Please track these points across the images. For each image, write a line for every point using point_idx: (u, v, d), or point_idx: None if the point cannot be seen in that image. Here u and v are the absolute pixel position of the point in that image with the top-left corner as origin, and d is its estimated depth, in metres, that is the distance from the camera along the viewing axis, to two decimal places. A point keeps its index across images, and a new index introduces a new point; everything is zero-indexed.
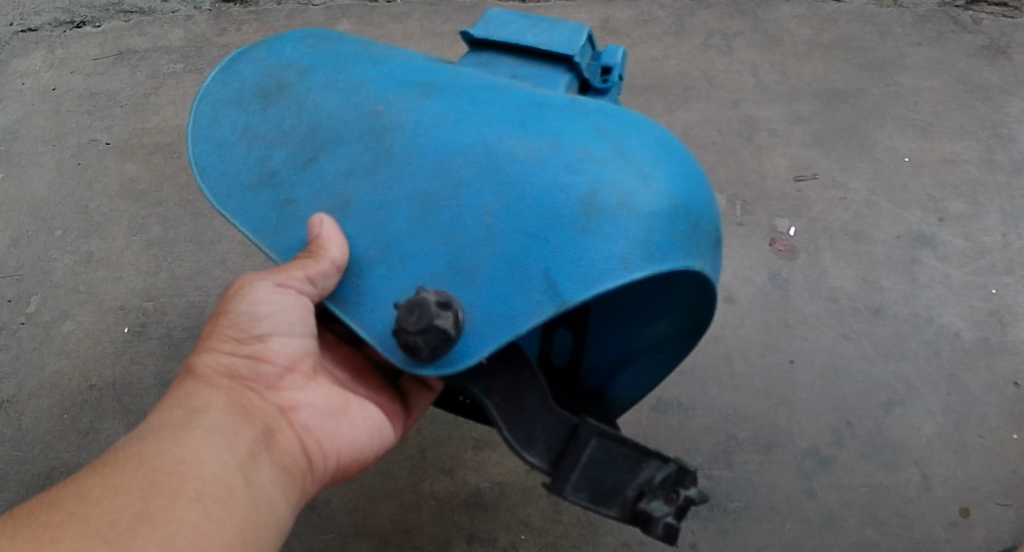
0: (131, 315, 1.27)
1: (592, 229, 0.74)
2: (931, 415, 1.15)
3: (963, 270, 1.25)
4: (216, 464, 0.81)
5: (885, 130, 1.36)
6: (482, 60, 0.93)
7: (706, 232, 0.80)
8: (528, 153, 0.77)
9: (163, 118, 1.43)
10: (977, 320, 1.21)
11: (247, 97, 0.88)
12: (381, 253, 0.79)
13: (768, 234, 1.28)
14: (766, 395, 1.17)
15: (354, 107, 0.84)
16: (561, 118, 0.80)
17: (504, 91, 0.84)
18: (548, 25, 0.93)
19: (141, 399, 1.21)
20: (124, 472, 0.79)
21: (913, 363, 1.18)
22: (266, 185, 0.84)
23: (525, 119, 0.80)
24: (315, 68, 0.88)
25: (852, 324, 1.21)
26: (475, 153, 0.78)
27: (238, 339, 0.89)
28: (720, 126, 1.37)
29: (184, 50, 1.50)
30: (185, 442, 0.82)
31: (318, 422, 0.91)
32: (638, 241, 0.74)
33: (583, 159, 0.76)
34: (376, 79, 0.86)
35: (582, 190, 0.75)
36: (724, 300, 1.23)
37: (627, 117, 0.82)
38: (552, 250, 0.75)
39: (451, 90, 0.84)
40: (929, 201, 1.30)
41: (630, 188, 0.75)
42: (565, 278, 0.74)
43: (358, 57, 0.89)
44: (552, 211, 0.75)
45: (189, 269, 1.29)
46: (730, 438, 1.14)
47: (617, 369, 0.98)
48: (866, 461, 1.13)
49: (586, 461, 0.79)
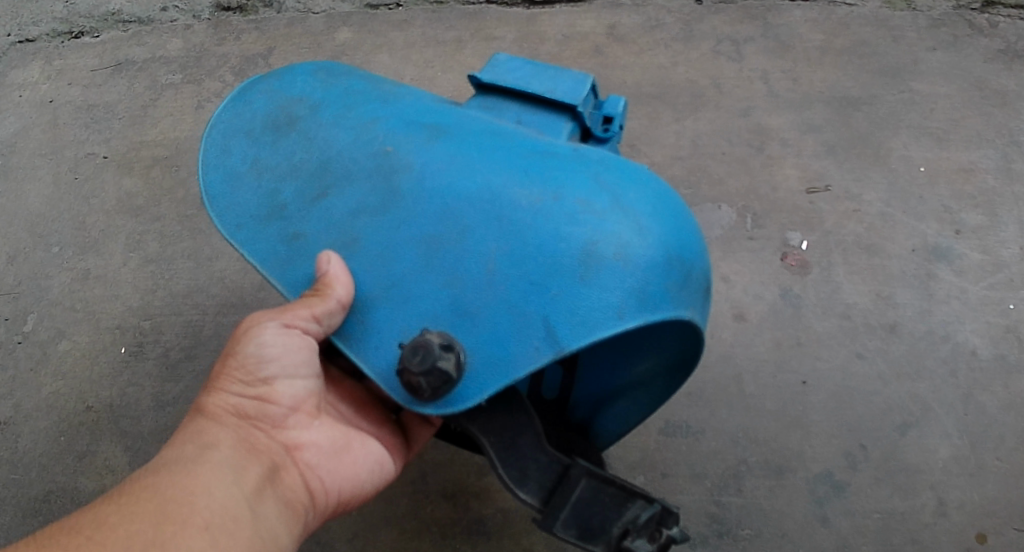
0: (128, 334, 1.24)
1: (589, 279, 0.75)
2: (946, 437, 1.12)
3: (981, 285, 1.21)
4: (225, 496, 0.83)
5: (900, 139, 1.32)
6: (489, 104, 0.92)
7: (698, 280, 0.81)
8: (532, 202, 0.77)
9: (160, 131, 1.40)
10: (994, 337, 1.18)
11: (259, 129, 0.88)
12: (386, 293, 0.80)
13: (779, 249, 1.24)
14: (778, 417, 1.13)
15: (362, 146, 0.83)
16: (565, 168, 0.80)
17: (509, 136, 0.84)
18: (553, 73, 0.91)
19: (139, 421, 1.19)
20: (141, 498, 0.81)
21: (929, 383, 1.15)
22: (275, 218, 0.84)
23: (529, 167, 0.80)
24: (326, 103, 0.88)
25: (867, 342, 1.17)
26: (480, 200, 0.78)
27: (246, 382, 0.89)
28: (730, 135, 1.34)
29: (183, 61, 1.48)
30: (197, 473, 0.83)
31: (321, 460, 0.92)
32: (633, 290, 0.76)
33: (584, 211, 0.77)
34: (384, 118, 0.85)
35: (582, 241, 0.76)
36: (735, 318, 1.19)
37: (626, 167, 0.82)
38: (551, 299, 0.76)
39: (458, 132, 0.83)
40: (945, 212, 1.27)
41: (627, 240, 0.76)
42: (562, 325, 0.75)
43: (368, 94, 0.89)
44: (553, 259, 0.76)
45: (187, 287, 1.26)
46: (740, 462, 1.11)
47: (604, 404, 0.96)
48: (880, 486, 1.09)
49: (574, 501, 0.81)
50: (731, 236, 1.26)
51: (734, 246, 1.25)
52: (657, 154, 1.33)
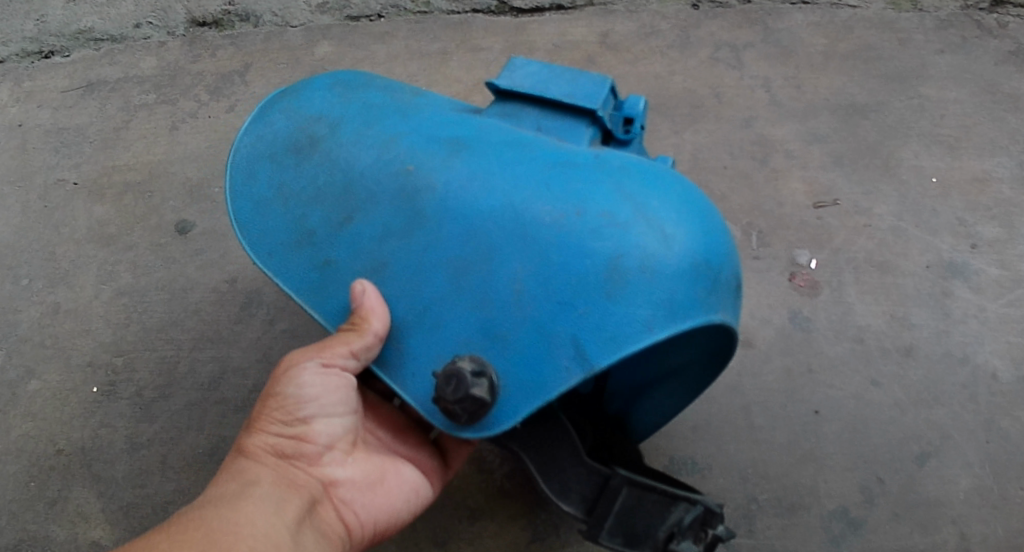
0: (100, 372, 1.18)
1: (617, 294, 0.74)
2: (968, 467, 1.05)
3: (1000, 302, 1.15)
4: (267, 526, 0.82)
5: (910, 148, 1.26)
6: (508, 111, 0.86)
7: (728, 282, 0.79)
8: (555, 218, 0.75)
9: (133, 154, 1.34)
10: (1016, 359, 1.11)
11: (281, 152, 0.86)
12: (418, 318, 0.78)
13: (786, 268, 1.17)
14: (789, 450, 1.06)
15: (384, 165, 0.81)
16: (588, 178, 0.77)
17: (531, 145, 0.81)
18: (571, 76, 0.86)
19: (112, 465, 1.12)
20: (185, 534, 0.80)
21: (949, 409, 1.08)
22: (304, 244, 0.83)
23: (552, 179, 0.77)
24: (346, 120, 0.85)
25: (881, 367, 1.11)
26: (504, 218, 0.76)
27: (283, 421, 0.87)
28: (731, 148, 1.27)
29: (157, 80, 1.41)
30: (241, 508, 0.83)
31: (356, 495, 0.90)
32: (661, 302, 0.74)
33: (609, 224, 0.75)
34: (404, 134, 0.83)
35: (608, 256, 0.74)
36: (741, 344, 1.13)
37: (651, 171, 0.79)
38: (579, 317, 0.74)
39: (480, 145, 0.81)
40: (960, 225, 1.20)
41: (653, 250, 0.75)
42: (594, 344, 0.74)
43: (388, 108, 0.86)
44: (579, 276, 0.74)
45: (161, 321, 1.19)
46: (750, 501, 1.04)
47: (641, 394, 0.95)
48: (899, 522, 1.02)
49: (618, 509, 0.83)
50: None
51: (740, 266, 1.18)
52: None
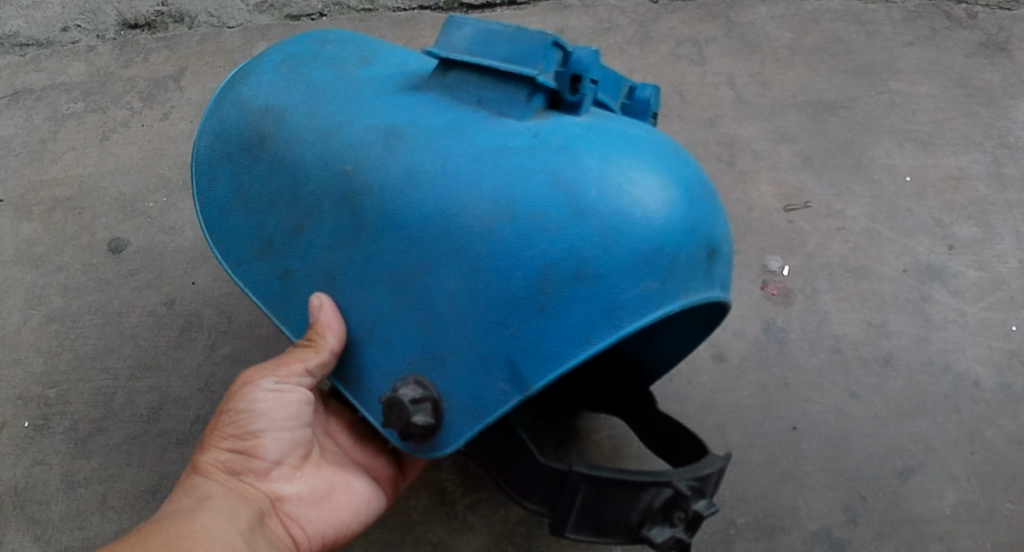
0: (32, 406, 1.09)
1: (552, 306, 0.72)
2: (953, 480, 1.00)
3: (979, 306, 1.10)
4: (218, 536, 0.79)
5: (881, 146, 1.21)
6: (447, 83, 0.80)
7: (684, 263, 0.74)
8: (485, 225, 0.73)
9: (62, 167, 1.25)
10: (997, 365, 1.07)
11: (235, 151, 0.85)
12: (370, 334, 0.78)
13: (759, 276, 1.12)
14: (768, 470, 1.01)
15: (325, 165, 0.79)
16: (520, 172, 0.73)
17: (466, 131, 0.77)
18: (507, 33, 0.78)
19: (47, 506, 1.03)
20: (142, 538, 0.78)
21: (931, 421, 1.04)
22: (264, 254, 0.84)
23: (484, 176, 0.74)
24: (292, 111, 0.83)
25: (860, 378, 1.06)
26: (435, 227, 0.74)
27: (235, 436, 0.83)
28: (696, 149, 1.21)
29: (86, 87, 1.32)
30: (199, 517, 0.80)
31: (304, 510, 0.85)
32: (598, 309, 0.72)
33: (541, 228, 0.72)
34: (344, 127, 0.80)
35: (540, 266, 0.72)
36: (714, 357, 1.07)
37: (595, 144, 0.74)
38: (514, 333, 0.72)
39: (414, 136, 0.77)
40: (936, 225, 1.15)
41: (587, 255, 0.71)
42: (528, 362, 0.72)
43: (332, 92, 0.84)
44: (511, 290, 0.72)
45: (95, 348, 1.11)
46: (728, 525, 0.98)
47: (651, 336, 0.92)
48: (883, 542, 0.98)
49: (580, 505, 0.78)
50: None
51: None
52: None
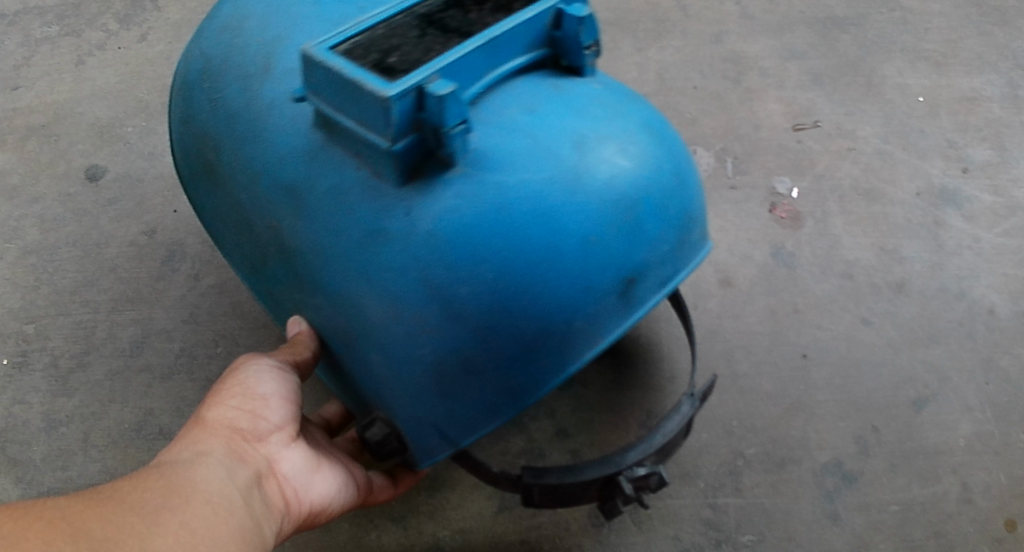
0: (10, 343, 1.03)
1: (460, 389, 0.70)
2: (968, 411, 0.96)
3: (994, 231, 1.05)
4: (221, 482, 0.70)
5: (893, 65, 1.17)
6: (325, 125, 0.68)
7: (599, 304, 0.69)
8: (382, 319, 0.68)
9: (36, 94, 1.19)
10: (1013, 292, 1.02)
11: (190, 173, 0.81)
12: (331, 365, 0.78)
13: (767, 198, 1.08)
14: (776, 400, 0.97)
15: (248, 217, 0.74)
16: (405, 263, 0.66)
17: (353, 198, 0.67)
18: (353, 83, 0.62)
19: (29, 447, 0.96)
20: (139, 479, 0.68)
21: (946, 349, 0.99)
22: (244, 271, 0.83)
23: (370, 266, 0.67)
24: (211, 144, 0.76)
25: (872, 304, 1.02)
26: (342, 307, 0.70)
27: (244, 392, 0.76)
28: (701, 67, 1.17)
29: (59, 10, 1.28)
30: (200, 465, 0.71)
31: (296, 475, 0.77)
32: (509, 384, 0.70)
33: (432, 329, 0.67)
34: (252, 177, 0.73)
35: (436, 361, 0.68)
36: (720, 283, 1.03)
37: (487, 210, 0.65)
38: (433, 409, 0.71)
39: (306, 205, 0.69)
40: (949, 147, 1.11)
41: (480, 350, 0.68)
42: (452, 430, 0.73)
43: (236, 118, 0.74)
44: (416, 379, 0.70)
45: (74, 282, 1.06)
46: (736, 456, 0.94)
47: None
48: (896, 474, 0.93)
49: (539, 496, 0.78)
50: (711, 185, 1.09)
51: (714, 196, 1.08)
52: None
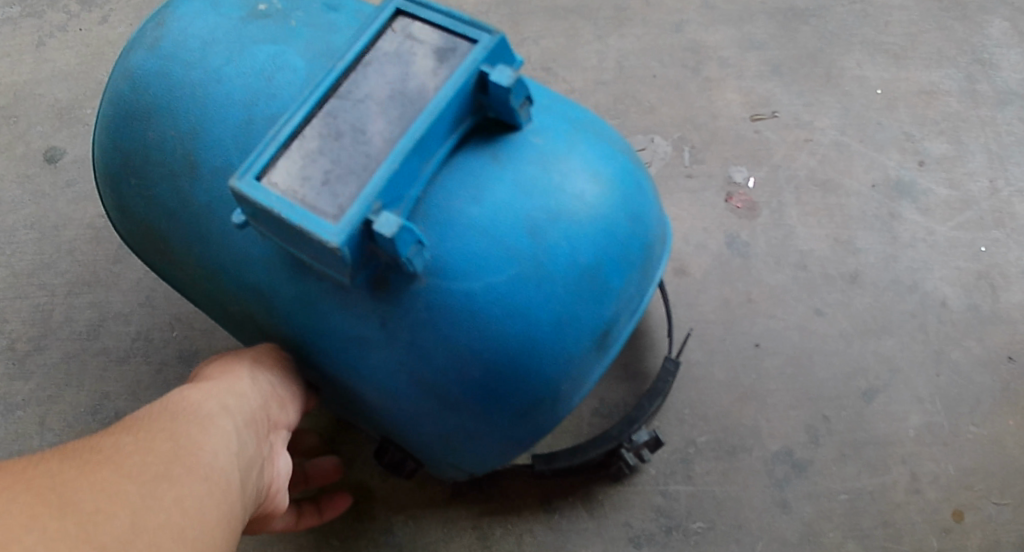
0: None
1: (466, 445, 0.74)
2: (918, 402, 0.98)
3: (949, 224, 1.07)
4: (229, 456, 0.65)
5: (852, 57, 1.17)
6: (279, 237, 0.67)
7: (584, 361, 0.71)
8: (379, 404, 0.72)
9: None
10: (965, 285, 1.03)
11: (152, 258, 0.79)
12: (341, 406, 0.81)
13: (723, 188, 1.08)
14: (728, 388, 0.99)
15: (227, 304, 0.75)
16: (387, 371, 0.68)
17: (322, 306, 0.68)
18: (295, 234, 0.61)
19: None
20: (148, 438, 0.63)
21: (897, 339, 1.01)
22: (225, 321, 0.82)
23: (356, 370, 0.70)
24: (169, 243, 0.74)
25: (825, 295, 1.03)
26: (341, 388, 0.74)
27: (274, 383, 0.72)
28: (661, 56, 1.17)
29: None
30: (211, 431, 0.65)
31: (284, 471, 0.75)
32: (513, 439, 0.74)
33: (429, 415, 0.70)
34: (219, 273, 0.72)
35: (439, 431, 0.72)
36: (676, 272, 1.04)
37: (453, 323, 0.65)
38: (447, 453, 0.76)
39: (280, 310, 0.70)
40: (906, 139, 1.12)
41: (476, 427, 0.71)
42: (467, 461, 0.77)
43: (184, 217, 0.71)
44: (422, 437, 0.74)
45: (31, 264, 1.05)
46: (688, 444, 0.97)
47: None
48: (846, 463, 0.96)
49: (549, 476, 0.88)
50: (668, 175, 1.10)
51: (671, 185, 1.09)
52: (580, 81, 1.16)
